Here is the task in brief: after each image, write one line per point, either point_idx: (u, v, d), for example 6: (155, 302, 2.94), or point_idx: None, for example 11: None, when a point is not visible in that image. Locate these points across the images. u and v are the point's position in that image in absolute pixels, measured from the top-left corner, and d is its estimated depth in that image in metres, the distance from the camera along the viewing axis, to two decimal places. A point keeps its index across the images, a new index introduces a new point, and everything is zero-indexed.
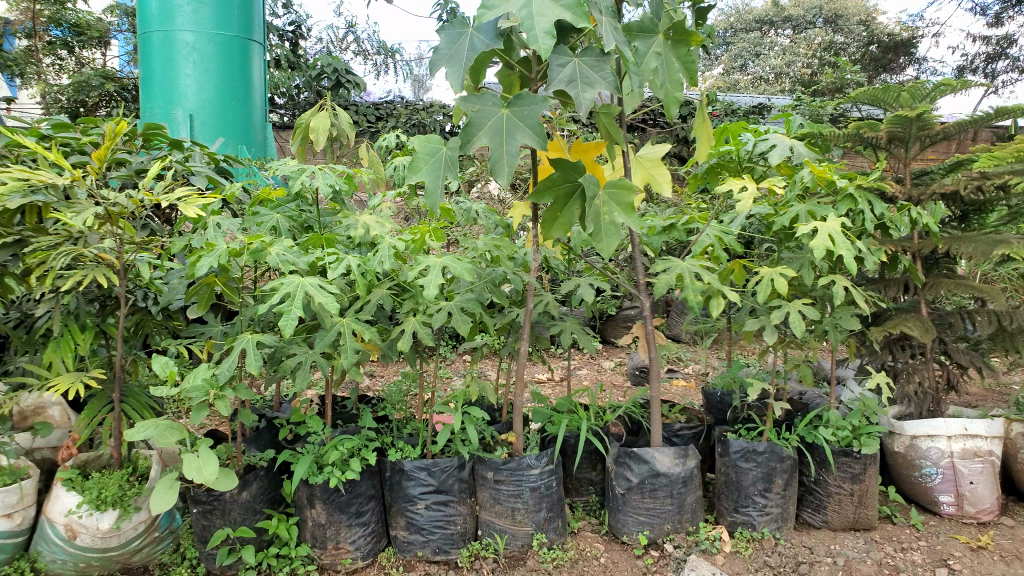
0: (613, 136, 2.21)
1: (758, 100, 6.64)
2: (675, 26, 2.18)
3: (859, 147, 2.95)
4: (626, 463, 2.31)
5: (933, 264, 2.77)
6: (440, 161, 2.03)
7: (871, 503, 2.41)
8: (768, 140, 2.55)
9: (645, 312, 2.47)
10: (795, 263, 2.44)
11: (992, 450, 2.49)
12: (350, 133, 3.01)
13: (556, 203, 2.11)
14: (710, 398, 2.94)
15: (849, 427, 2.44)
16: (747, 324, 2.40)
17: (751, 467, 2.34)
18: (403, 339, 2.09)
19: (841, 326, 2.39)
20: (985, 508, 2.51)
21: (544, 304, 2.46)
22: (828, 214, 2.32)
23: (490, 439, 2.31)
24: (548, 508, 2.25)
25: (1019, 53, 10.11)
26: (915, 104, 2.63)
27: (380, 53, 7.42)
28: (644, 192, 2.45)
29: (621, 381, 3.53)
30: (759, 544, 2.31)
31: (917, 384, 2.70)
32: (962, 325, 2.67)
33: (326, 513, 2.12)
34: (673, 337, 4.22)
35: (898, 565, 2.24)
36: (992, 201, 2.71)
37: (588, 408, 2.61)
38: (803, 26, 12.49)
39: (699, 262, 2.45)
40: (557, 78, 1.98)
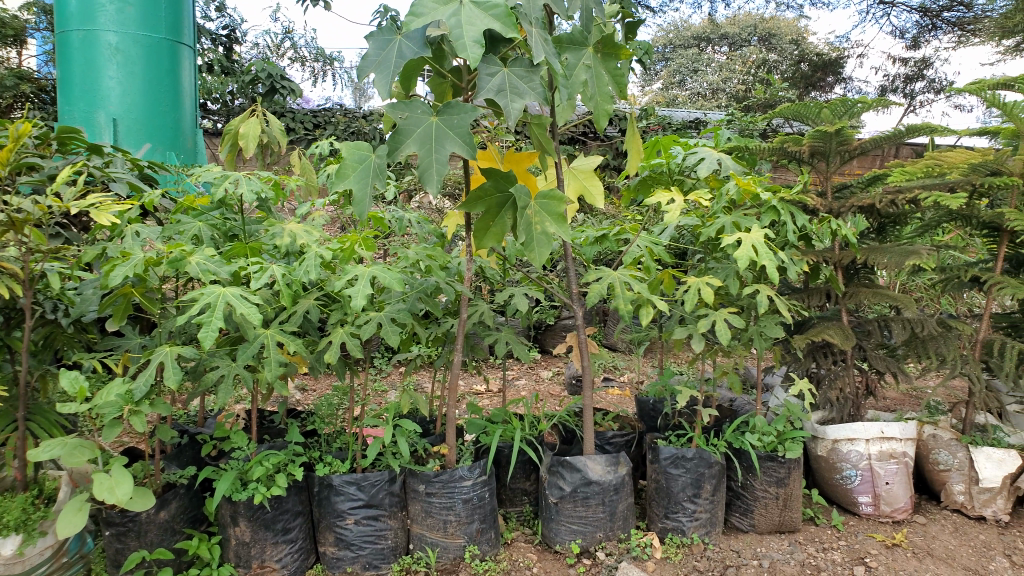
0: (544, 147, 2.22)
1: (694, 116, 6.81)
2: (604, 40, 2.22)
3: (784, 160, 3.03)
4: (559, 472, 2.32)
5: (854, 274, 2.87)
6: (369, 169, 2.02)
7: (795, 506, 2.48)
8: (697, 154, 2.60)
9: (579, 321, 2.48)
10: (722, 273, 2.49)
11: (907, 451, 2.60)
12: (282, 141, 2.93)
13: (488, 213, 2.10)
14: (643, 406, 2.98)
15: (774, 432, 2.50)
16: (676, 332, 2.44)
17: (681, 473, 2.37)
18: (330, 351, 2.05)
19: (766, 335, 2.46)
20: (900, 507, 2.60)
21: (478, 313, 2.45)
22: (752, 225, 2.39)
23: (421, 452, 2.28)
24: (480, 520, 2.23)
25: (935, 75, 10.64)
26: (836, 120, 2.72)
27: (318, 60, 7.31)
28: (577, 204, 2.46)
29: (558, 390, 3.54)
30: (688, 549, 2.34)
31: (839, 390, 2.78)
32: (880, 332, 2.77)
33: (250, 531, 2.06)
34: (610, 346, 4.26)
35: (820, 565, 2.31)
36: (907, 214, 2.82)
37: (523, 418, 2.60)
38: (736, 43, 12.88)
39: (630, 272, 2.48)
40: (487, 87, 1.97)
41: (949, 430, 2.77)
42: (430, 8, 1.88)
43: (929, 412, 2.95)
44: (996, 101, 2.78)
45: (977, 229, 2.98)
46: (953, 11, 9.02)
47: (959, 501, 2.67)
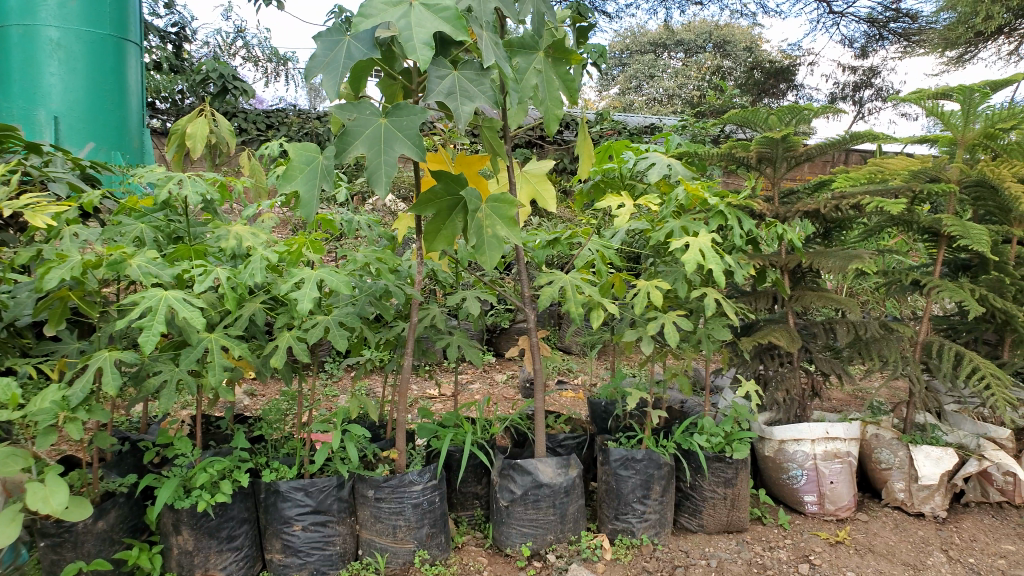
0: (496, 149, 2.22)
1: (649, 121, 6.90)
2: (555, 45, 2.23)
3: (732, 166, 3.08)
4: (510, 475, 2.32)
5: (800, 278, 2.93)
6: (316, 170, 1.99)
7: (743, 506, 2.52)
8: (648, 159, 2.63)
9: (531, 324, 2.48)
10: (671, 277, 2.52)
11: (850, 451, 2.67)
12: (232, 142, 2.88)
13: (438, 215, 2.08)
14: (595, 408, 2.99)
15: (722, 433, 2.53)
16: (626, 335, 2.46)
17: (631, 474, 2.39)
18: (277, 355, 2.02)
19: (714, 336, 2.50)
20: (844, 506, 2.67)
21: (430, 317, 2.43)
22: (699, 230, 2.42)
23: (371, 456, 2.26)
24: (430, 524, 2.22)
25: (883, 83, 10.95)
26: (782, 127, 2.78)
27: (271, 60, 7.21)
28: (529, 208, 2.46)
29: (512, 393, 3.54)
30: (638, 550, 2.37)
31: (785, 391, 2.84)
32: (826, 335, 2.83)
33: (193, 540, 2.02)
34: (564, 349, 4.28)
35: (766, 564, 2.35)
36: (851, 219, 2.88)
37: (475, 422, 2.59)
38: (691, 49, 13.09)
39: (582, 275, 2.49)
40: (436, 90, 1.96)
41: (890, 430, 2.85)
42: (379, 10, 1.86)
43: (872, 412, 3.03)
44: (935, 111, 2.87)
45: (917, 234, 3.07)
46: (899, 22, 9.29)
47: (899, 498, 2.75)
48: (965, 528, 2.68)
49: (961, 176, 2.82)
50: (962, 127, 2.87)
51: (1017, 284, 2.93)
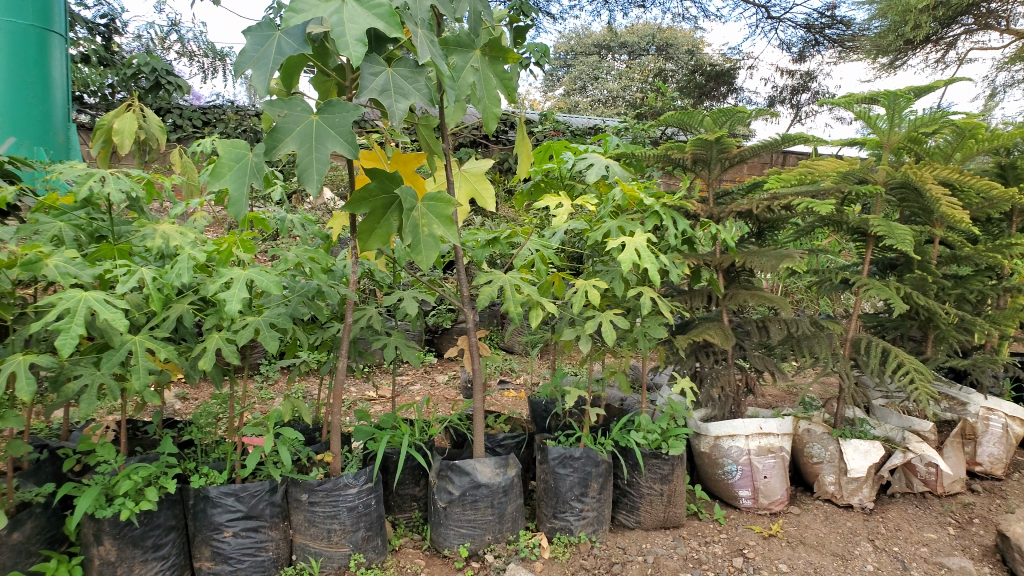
0: (433, 148, 2.19)
1: (592, 122, 6.96)
2: (491, 43, 2.21)
3: (669, 167, 3.11)
4: (448, 476, 2.30)
5: (734, 277, 2.99)
6: (246, 167, 1.94)
7: (679, 501, 2.56)
8: (587, 159, 2.64)
9: (470, 323, 2.46)
10: (608, 276, 2.55)
11: (783, 446, 2.73)
12: (162, 138, 2.79)
13: (373, 214, 2.05)
14: (535, 407, 3.00)
15: (658, 430, 2.56)
16: (565, 334, 2.47)
17: (569, 472, 2.40)
18: (205, 357, 1.97)
19: (650, 335, 2.53)
20: (776, 499, 2.73)
21: (366, 317, 2.39)
22: (635, 230, 2.45)
23: (305, 460, 2.22)
24: (366, 527, 2.19)
25: (819, 88, 11.27)
26: (716, 128, 2.82)
27: (207, 55, 7.03)
28: (468, 207, 2.43)
29: (453, 394, 3.52)
30: (576, 548, 2.38)
31: (720, 388, 2.89)
32: (759, 333, 2.89)
33: (116, 550, 1.95)
34: (506, 349, 4.28)
35: (701, 559, 2.39)
36: (782, 219, 2.95)
37: (413, 424, 2.56)
38: (635, 51, 13.27)
39: (521, 275, 2.48)
40: (370, 86, 1.93)
41: (821, 425, 2.93)
42: (312, 5, 1.82)
43: (804, 407, 3.11)
44: (863, 115, 2.96)
45: (846, 234, 3.16)
46: (833, 29, 9.57)
47: (830, 491, 2.83)
48: (891, 518, 2.77)
49: (887, 178, 2.92)
50: (888, 130, 2.95)
51: (939, 282, 3.05)
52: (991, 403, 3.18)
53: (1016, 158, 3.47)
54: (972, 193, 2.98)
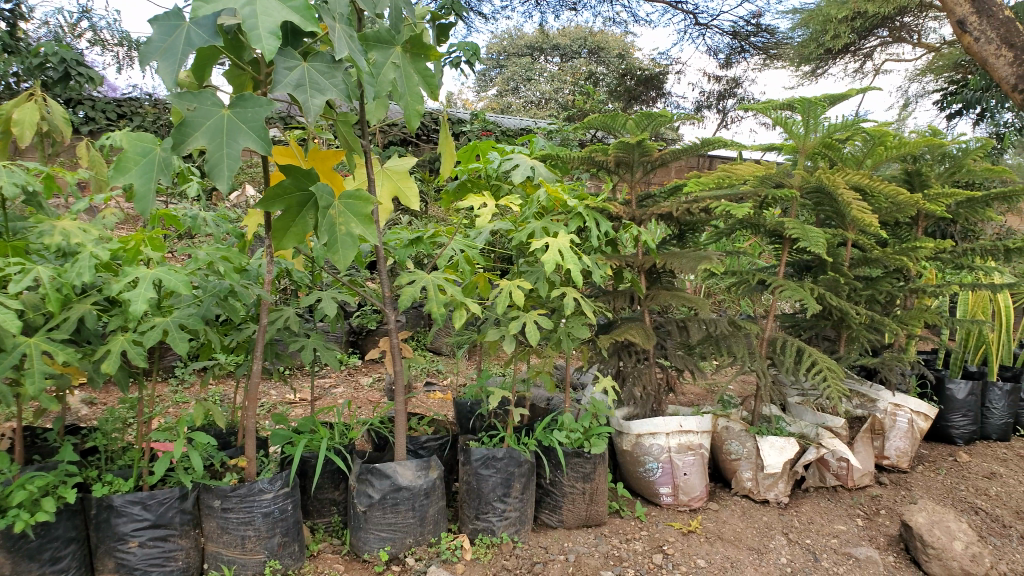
0: (352, 145, 2.15)
1: (523, 124, 7.01)
2: (412, 40, 2.17)
3: (593, 169, 3.14)
4: (368, 479, 2.25)
5: (656, 278, 3.05)
6: (153, 162, 1.84)
7: (601, 499, 2.59)
8: (512, 160, 2.62)
9: (391, 324, 2.42)
10: (533, 277, 2.55)
11: (702, 443, 2.80)
12: (66, 130, 2.66)
13: (288, 212, 2.00)
14: (460, 408, 2.98)
15: (581, 429, 2.60)
16: (488, 334, 2.46)
17: (491, 473, 2.38)
18: (108, 360, 1.88)
19: (573, 335, 2.55)
20: (695, 496, 2.78)
21: (282, 318, 2.33)
22: (559, 231, 2.46)
23: (217, 465, 2.14)
24: (282, 533, 2.14)
25: (744, 94, 11.61)
26: (639, 132, 2.86)
27: (122, 44, 6.74)
28: (390, 206, 2.38)
29: (376, 397, 3.48)
30: (498, 549, 2.38)
31: (642, 387, 2.95)
32: (680, 333, 2.95)
33: (11, 563, 1.83)
34: (433, 350, 4.25)
35: (622, 556, 2.42)
36: (702, 222, 3.01)
37: (333, 427, 2.51)
38: (567, 53, 13.43)
39: (444, 275, 2.46)
40: (284, 81, 1.87)
41: (739, 422, 3.00)
42: None
43: (723, 405, 3.19)
44: (780, 121, 3.04)
45: (764, 236, 3.26)
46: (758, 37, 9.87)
47: (747, 487, 2.90)
48: (804, 512, 2.87)
49: (803, 183, 3.02)
50: (804, 135, 3.03)
51: (850, 284, 3.17)
52: (898, 399, 3.33)
53: (921, 166, 3.65)
54: (881, 197, 3.11)
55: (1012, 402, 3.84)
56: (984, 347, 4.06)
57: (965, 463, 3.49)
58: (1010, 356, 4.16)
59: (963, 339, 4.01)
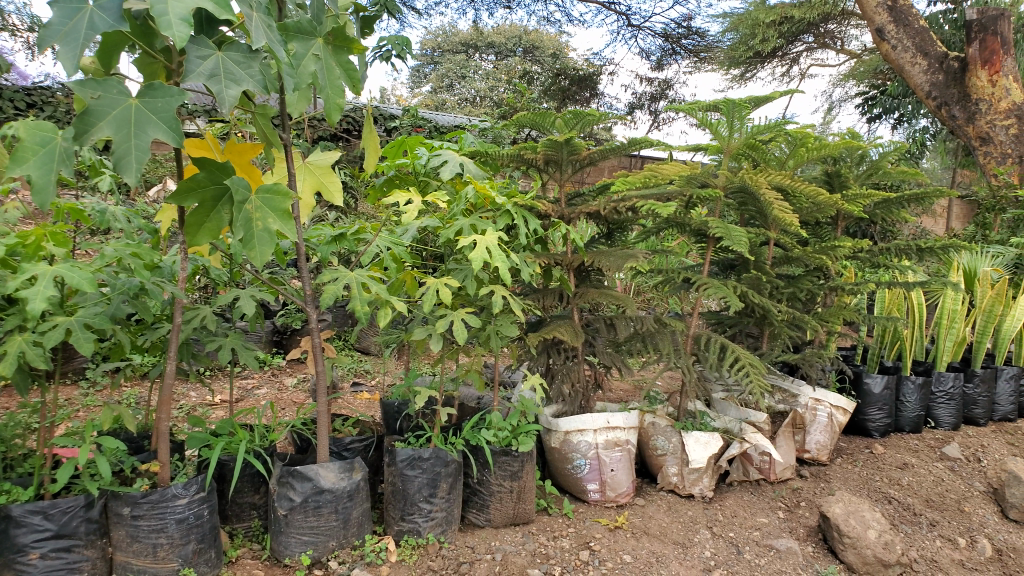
0: (270, 138, 2.09)
1: (456, 121, 6.99)
2: (334, 31, 2.10)
3: (523, 167, 3.13)
4: (288, 482, 2.19)
5: (585, 277, 3.07)
6: (53, 152, 1.66)
7: (529, 497, 2.58)
8: (440, 156, 2.58)
9: (313, 323, 2.35)
10: (460, 274, 2.52)
11: (629, 439, 2.83)
12: None
13: (202, 206, 1.92)
14: (387, 409, 2.94)
15: (509, 427, 2.57)
16: (415, 333, 2.42)
17: (417, 474, 2.34)
18: (4, 361, 1.77)
19: (502, 333, 2.53)
20: (622, 492, 2.81)
21: (199, 317, 2.24)
22: (487, 228, 2.44)
23: (127, 470, 2.04)
24: (197, 540, 2.06)
25: (674, 96, 11.85)
26: (567, 130, 2.86)
27: (33, 30, 6.44)
28: (312, 201, 2.33)
29: (301, 398, 3.40)
30: (423, 550, 2.35)
31: (570, 385, 2.97)
32: (608, 330, 2.97)
33: None
34: (361, 349, 4.19)
35: (549, 553, 2.42)
36: (630, 221, 3.04)
37: (253, 429, 2.44)
38: (503, 51, 13.50)
39: (369, 273, 2.40)
40: (196, 71, 1.73)
41: (665, 418, 3.05)
42: None
43: (649, 401, 3.23)
44: (705, 122, 3.09)
45: (690, 236, 3.31)
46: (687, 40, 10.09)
47: (672, 482, 2.95)
48: (728, 506, 2.92)
49: (727, 183, 3.08)
50: (728, 137, 3.05)
51: (772, 282, 3.24)
52: (819, 394, 3.43)
53: (840, 167, 3.76)
54: (803, 198, 3.19)
55: (924, 395, 3.99)
56: (899, 343, 4.23)
57: (880, 455, 3.63)
58: (923, 350, 4.34)
59: (880, 335, 4.16)
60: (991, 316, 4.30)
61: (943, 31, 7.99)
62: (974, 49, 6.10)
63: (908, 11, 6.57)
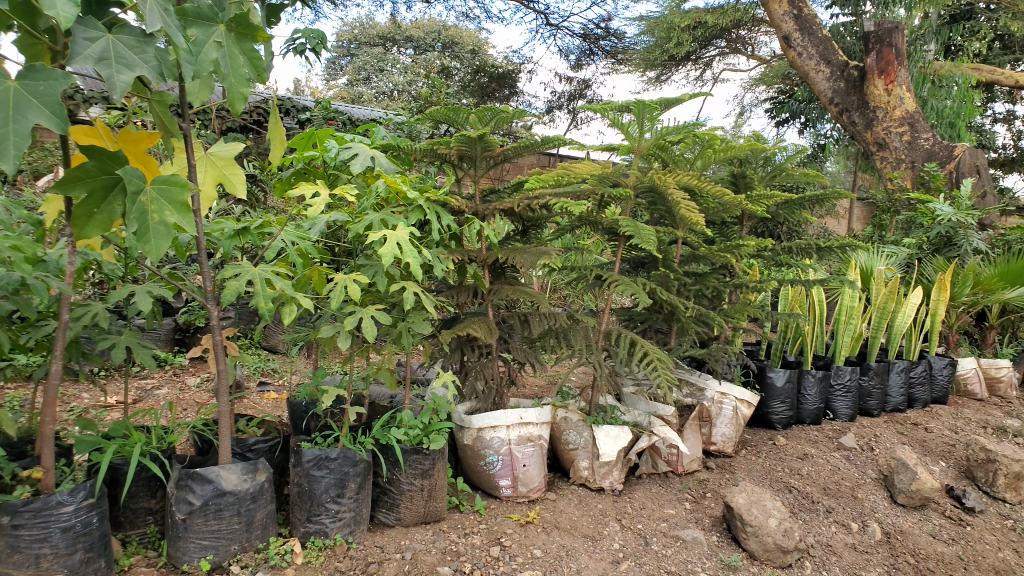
0: (167, 127, 1.99)
1: (372, 115, 6.90)
2: (238, 18, 1.96)
3: (436, 162, 3.10)
4: (187, 485, 2.10)
5: (499, 274, 3.07)
6: None
7: (440, 495, 2.57)
8: (351, 148, 2.52)
9: (214, 321, 2.26)
10: (370, 270, 2.47)
11: (541, 434, 2.85)
12: None
13: (91, 197, 1.80)
14: (294, 408, 2.87)
15: (420, 425, 2.53)
16: (323, 330, 2.36)
17: (324, 474, 2.29)
18: None
19: (413, 330, 2.50)
20: (534, 487, 2.84)
21: (89, 314, 2.12)
22: (398, 223, 2.40)
23: (7, 477, 1.91)
24: (86, 548, 1.95)
25: (592, 96, 12.03)
26: (481, 126, 2.85)
27: None
28: (214, 194, 2.23)
29: (205, 398, 3.29)
30: (331, 551, 2.30)
31: (484, 381, 2.97)
32: (521, 327, 2.98)
33: None
34: (270, 347, 4.09)
35: (459, 551, 2.42)
36: (544, 218, 3.06)
37: (149, 431, 2.33)
38: (422, 46, 13.44)
39: (274, 268, 2.33)
40: (83, 53, 1.59)
41: (577, 413, 3.09)
42: None
43: (562, 396, 3.26)
44: (617, 122, 3.14)
45: (602, 234, 3.36)
46: None
47: (584, 476, 2.99)
48: (636, 498, 2.99)
49: (638, 182, 3.13)
50: (638, 136, 3.12)
51: (680, 279, 3.33)
52: (725, 388, 3.54)
53: (746, 169, 3.89)
54: (710, 198, 3.28)
55: (823, 388, 4.18)
56: (801, 338, 4.41)
57: (782, 446, 3.78)
58: (822, 345, 4.56)
59: (783, 331, 4.33)
60: (885, 312, 4.54)
61: (844, 41, 8.40)
62: (871, 59, 6.45)
63: (812, 21, 6.88)
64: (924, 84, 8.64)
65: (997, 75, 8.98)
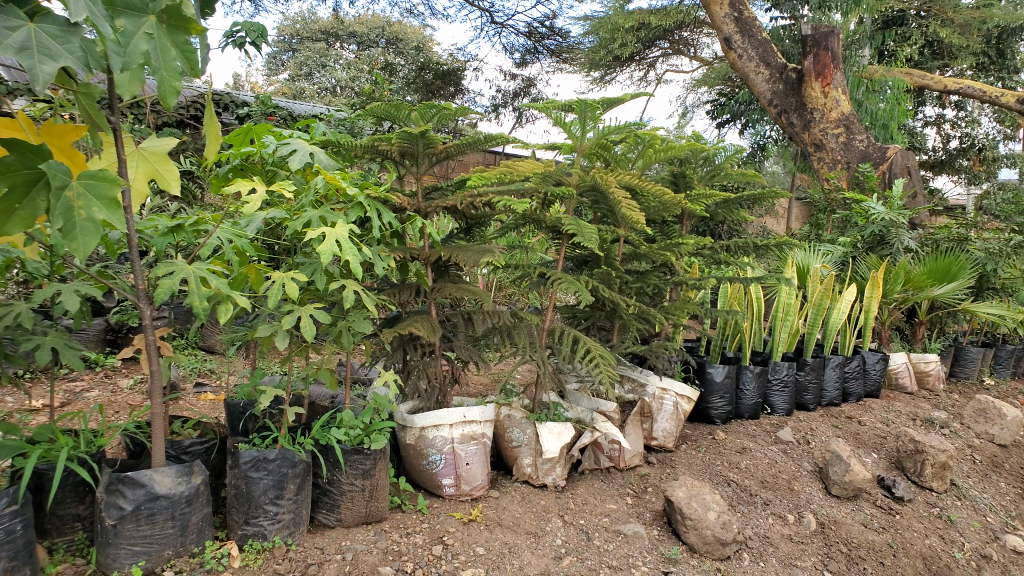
0: (94, 121, 1.91)
1: (314, 111, 6.81)
2: (170, 9, 1.89)
3: (378, 159, 3.07)
4: (118, 490, 2.03)
5: (442, 272, 3.06)
6: None
7: (381, 495, 2.56)
8: (289, 144, 2.47)
9: (146, 320, 2.20)
10: (309, 269, 2.43)
11: (485, 433, 2.86)
12: None
13: (12, 192, 1.69)
14: (232, 409, 2.81)
15: (361, 425, 2.51)
16: (260, 330, 2.32)
17: (262, 475, 2.25)
18: None
19: (354, 329, 2.47)
20: (477, 485, 2.84)
21: (12, 314, 2.04)
22: (337, 221, 2.36)
23: None
24: (9, 557, 1.87)
25: (537, 95, 12.08)
26: (422, 123, 2.83)
27: None
28: (146, 190, 2.16)
29: (138, 400, 3.20)
30: (269, 553, 2.26)
31: (426, 380, 2.96)
32: (465, 325, 2.98)
33: None
34: (207, 347, 4.00)
35: (401, 550, 2.41)
36: (487, 216, 3.06)
37: (77, 435, 2.25)
38: (366, 42, 13.31)
39: (209, 267, 2.27)
40: (2, 43, 1.51)
41: (521, 410, 3.11)
42: None
43: (506, 394, 3.27)
44: (559, 121, 3.15)
45: (545, 232, 3.38)
46: None
47: (527, 473, 3.01)
48: (579, 494, 3.02)
49: (580, 181, 3.16)
50: (580, 136, 3.15)
51: (621, 277, 3.37)
52: (665, 383, 3.61)
53: (686, 169, 3.96)
54: (651, 197, 3.33)
55: (761, 383, 4.29)
56: (740, 335, 4.51)
57: (721, 440, 3.87)
58: (760, 342, 4.67)
59: (722, 328, 4.43)
60: (820, 309, 4.67)
61: (782, 44, 8.62)
62: (808, 63, 6.65)
63: (752, 24, 7.03)
64: (859, 88, 8.91)
65: (927, 79, 9.30)
